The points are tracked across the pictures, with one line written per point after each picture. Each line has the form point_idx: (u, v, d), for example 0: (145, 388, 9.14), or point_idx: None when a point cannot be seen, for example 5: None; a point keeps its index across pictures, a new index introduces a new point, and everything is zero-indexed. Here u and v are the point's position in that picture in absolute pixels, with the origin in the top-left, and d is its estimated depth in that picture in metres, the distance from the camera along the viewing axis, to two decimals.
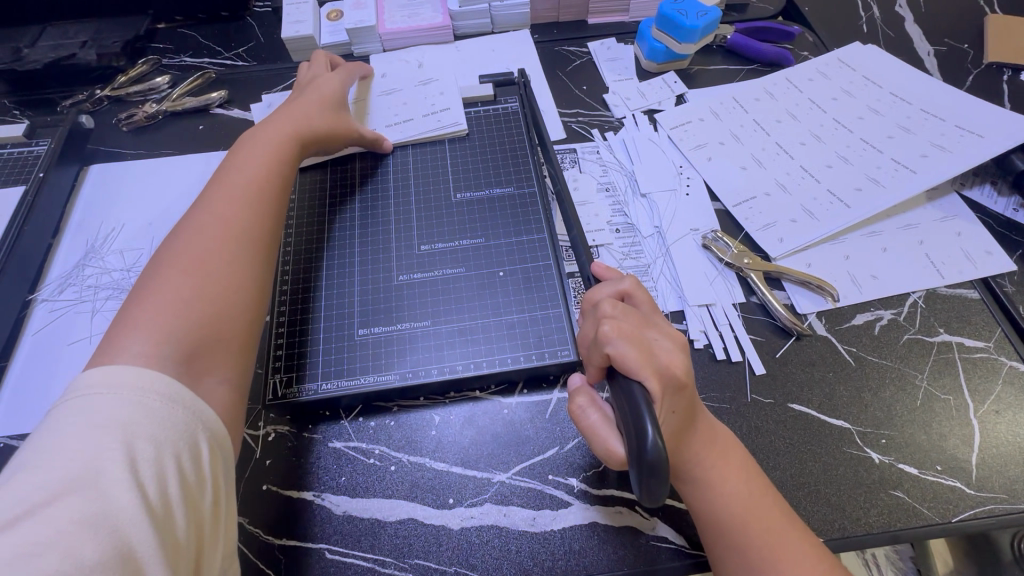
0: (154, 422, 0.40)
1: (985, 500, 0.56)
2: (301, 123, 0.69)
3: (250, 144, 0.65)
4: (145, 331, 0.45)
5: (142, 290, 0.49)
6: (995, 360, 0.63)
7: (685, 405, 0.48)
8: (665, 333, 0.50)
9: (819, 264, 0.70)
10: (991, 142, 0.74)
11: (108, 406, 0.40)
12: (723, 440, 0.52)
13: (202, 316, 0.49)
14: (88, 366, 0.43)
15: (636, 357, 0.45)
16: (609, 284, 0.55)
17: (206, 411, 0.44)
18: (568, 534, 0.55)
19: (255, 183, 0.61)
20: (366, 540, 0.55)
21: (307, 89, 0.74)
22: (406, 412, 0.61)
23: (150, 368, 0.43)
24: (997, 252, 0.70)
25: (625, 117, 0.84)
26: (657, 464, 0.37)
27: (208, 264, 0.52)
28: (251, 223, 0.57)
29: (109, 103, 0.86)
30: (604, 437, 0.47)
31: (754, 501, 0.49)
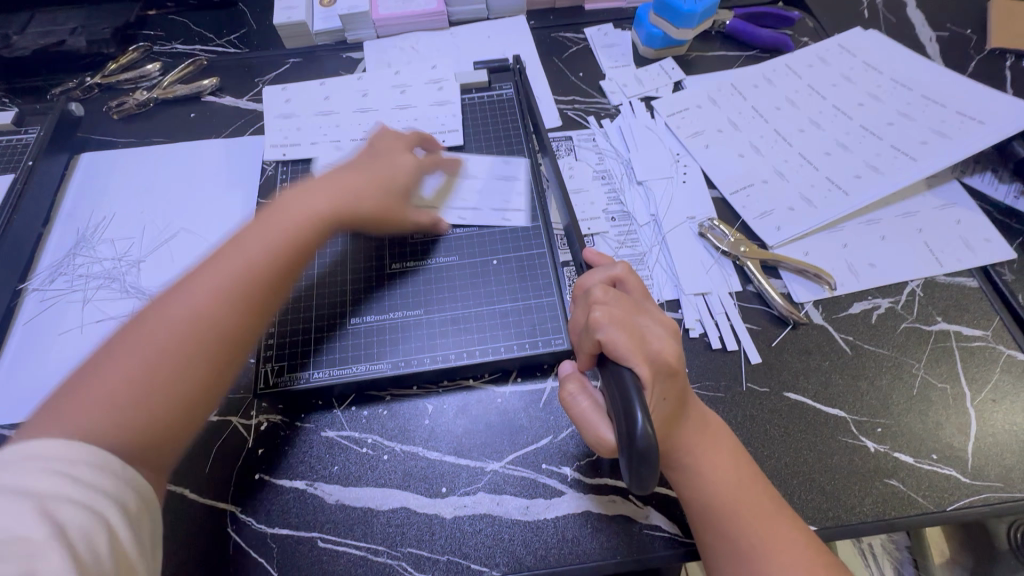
0: (79, 487, 0.36)
1: (980, 489, 0.56)
2: (343, 204, 0.59)
3: (286, 201, 0.57)
4: (84, 418, 0.41)
5: (111, 355, 0.45)
6: (993, 349, 0.63)
7: (676, 392, 0.48)
8: (657, 320, 0.50)
9: (816, 253, 0.69)
10: (992, 128, 0.73)
11: (29, 472, 0.36)
12: (714, 430, 0.52)
13: (145, 410, 0.44)
14: (50, 415, 0.41)
15: (626, 344, 0.45)
16: (601, 271, 0.54)
17: (138, 479, 0.40)
18: (561, 523, 0.54)
19: (268, 239, 0.54)
20: (358, 529, 0.54)
21: (389, 155, 0.65)
22: (399, 401, 0.61)
23: (79, 445, 0.38)
24: (996, 239, 0.69)
25: (622, 104, 0.83)
26: (647, 452, 0.37)
27: (170, 343, 0.46)
28: (233, 324, 0.49)
29: (99, 91, 0.85)
30: (594, 424, 0.47)
31: (745, 488, 0.49)
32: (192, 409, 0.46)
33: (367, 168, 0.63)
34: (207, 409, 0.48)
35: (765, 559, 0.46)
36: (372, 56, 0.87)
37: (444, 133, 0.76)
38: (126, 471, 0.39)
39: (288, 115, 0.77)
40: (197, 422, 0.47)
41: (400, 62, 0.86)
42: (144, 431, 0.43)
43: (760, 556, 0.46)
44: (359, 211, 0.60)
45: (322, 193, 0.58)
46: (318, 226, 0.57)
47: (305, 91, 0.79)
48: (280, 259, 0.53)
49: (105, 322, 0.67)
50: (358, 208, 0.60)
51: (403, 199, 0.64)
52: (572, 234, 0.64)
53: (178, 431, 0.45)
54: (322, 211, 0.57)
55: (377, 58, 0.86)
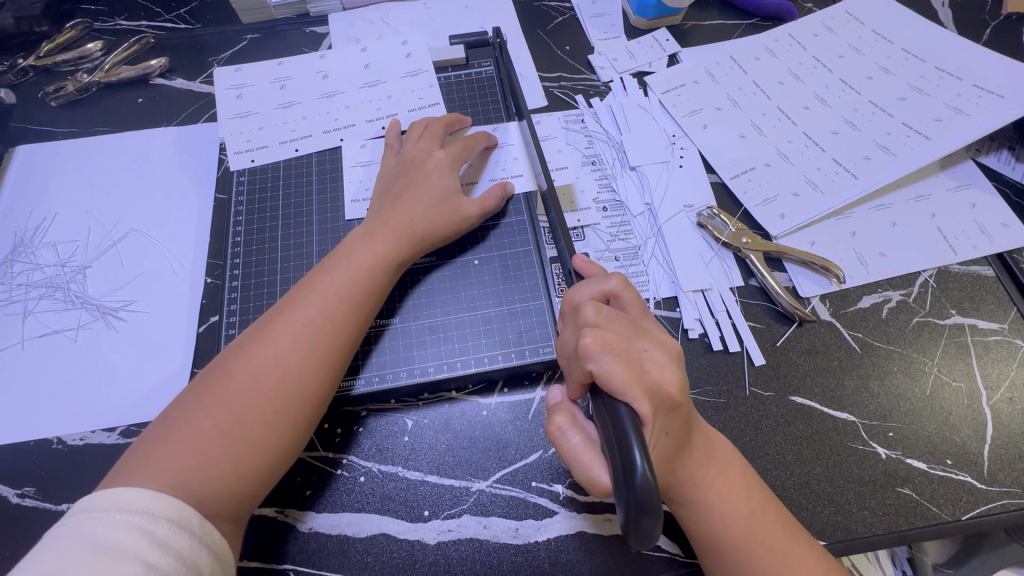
0: (156, 548, 0.38)
1: (997, 496, 0.53)
2: (408, 228, 0.56)
3: (354, 239, 0.56)
4: (167, 470, 0.43)
5: (190, 406, 0.46)
6: (1010, 344, 0.59)
7: (678, 425, 0.43)
8: (655, 344, 0.45)
9: (823, 242, 0.64)
10: (1011, 103, 0.67)
11: (116, 528, 0.38)
12: (723, 456, 0.47)
13: (232, 467, 0.44)
14: (134, 460, 0.44)
15: (624, 376, 0.40)
16: (592, 284, 0.49)
17: (214, 539, 0.42)
18: (554, 545, 0.51)
19: (342, 286, 0.52)
20: (334, 559, 0.50)
21: (453, 160, 0.61)
22: (375, 417, 0.56)
23: (163, 504, 0.40)
24: (1014, 224, 0.64)
25: (613, 80, 0.76)
26: (647, 504, 0.32)
27: (248, 400, 0.46)
28: (306, 372, 0.48)
29: (34, 75, 0.76)
30: (585, 462, 0.42)
31: (755, 520, 0.45)
32: (269, 466, 0.46)
33: (420, 183, 0.59)
34: (286, 463, 0.48)
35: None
36: (338, 31, 0.79)
37: (424, 108, 0.69)
38: (204, 529, 0.41)
39: (242, 99, 0.69)
40: (276, 477, 0.47)
41: (369, 37, 0.78)
42: (229, 489, 0.44)
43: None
44: (422, 235, 0.57)
45: (387, 228, 0.56)
46: (388, 268, 0.55)
47: (262, 72, 0.71)
48: (354, 308, 0.52)
49: (48, 336, 0.61)
50: (420, 231, 0.57)
51: (455, 201, 0.59)
52: (551, 204, 0.59)
53: (259, 487, 0.46)
54: (391, 248, 0.55)
55: (343, 34, 0.78)
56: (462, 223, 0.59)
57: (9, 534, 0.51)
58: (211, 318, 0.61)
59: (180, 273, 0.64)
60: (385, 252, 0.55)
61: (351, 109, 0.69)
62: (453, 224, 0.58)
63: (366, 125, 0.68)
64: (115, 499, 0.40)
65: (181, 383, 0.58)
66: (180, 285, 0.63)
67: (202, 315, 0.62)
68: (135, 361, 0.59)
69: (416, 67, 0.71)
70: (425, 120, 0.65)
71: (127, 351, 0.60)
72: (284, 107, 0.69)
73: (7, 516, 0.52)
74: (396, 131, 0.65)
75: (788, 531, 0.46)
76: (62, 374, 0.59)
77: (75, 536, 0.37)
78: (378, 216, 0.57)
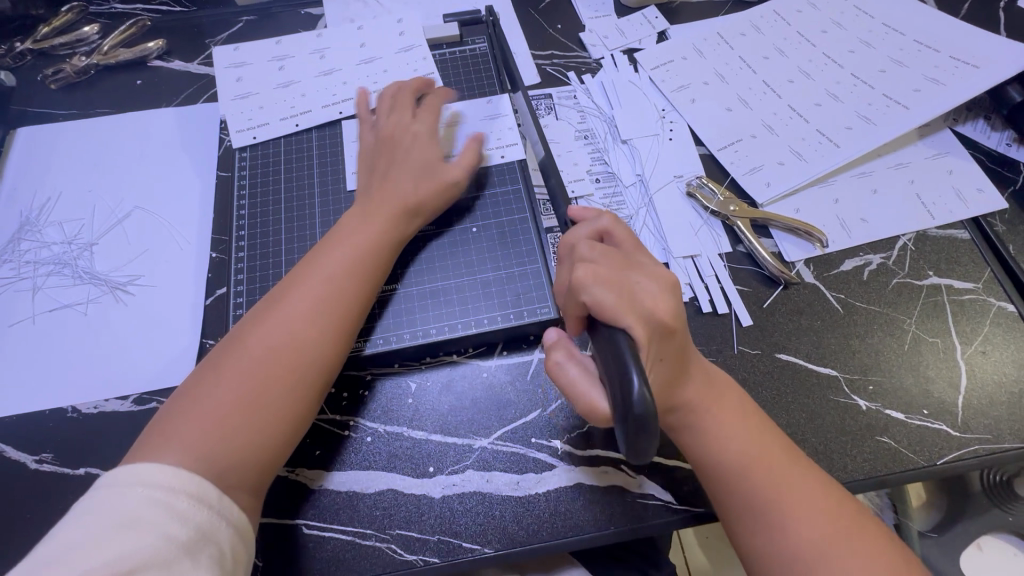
0: (175, 521, 0.40)
1: (970, 442, 0.56)
2: (405, 206, 0.58)
3: (355, 219, 0.57)
4: (188, 444, 0.45)
5: (205, 383, 0.48)
6: (984, 302, 0.62)
7: (672, 351, 0.46)
8: (649, 274, 0.47)
9: (807, 209, 0.67)
10: (986, 73, 0.70)
11: (136, 501, 0.40)
12: (719, 388, 0.50)
13: (252, 440, 0.46)
14: (154, 435, 0.46)
15: (616, 304, 0.42)
16: (585, 225, 0.52)
17: (232, 511, 0.44)
18: (553, 497, 0.53)
19: (348, 262, 0.54)
20: (344, 514, 0.53)
21: (430, 131, 0.63)
22: (380, 381, 0.58)
23: (182, 478, 0.43)
24: (988, 189, 0.67)
25: (604, 57, 0.78)
26: (645, 418, 0.35)
27: (265, 374, 0.48)
28: (317, 348, 0.50)
29: (32, 58, 0.77)
30: (585, 392, 0.45)
31: (754, 444, 0.48)
32: (287, 435, 0.48)
33: (403, 157, 0.61)
34: (300, 436, 0.50)
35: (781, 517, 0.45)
36: (333, 11, 0.80)
37: None
38: (222, 503, 0.44)
39: (240, 78, 0.71)
40: (292, 446, 0.49)
41: (364, 17, 0.79)
42: (251, 459, 0.46)
43: (774, 514, 0.45)
44: (415, 204, 0.58)
45: (385, 207, 0.58)
46: (388, 243, 0.57)
47: (259, 52, 0.72)
48: (360, 284, 0.54)
49: (58, 311, 0.62)
50: (413, 202, 0.58)
51: (441, 168, 0.61)
52: (551, 174, 0.64)
53: (277, 455, 0.48)
54: (390, 224, 0.57)
55: (338, 14, 0.79)
56: (453, 188, 0.61)
57: (30, 497, 0.53)
58: (218, 291, 0.63)
59: (186, 249, 0.65)
60: (386, 229, 0.57)
61: (348, 86, 0.70)
62: (441, 194, 0.60)
63: (364, 101, 0.69)
64: (138, 474, 0.42)
65: (190, 352, 0.60)
66: (186, 260, 0.65)
67: (209, 288, 0.63)
68: (145, 333, 0.61)
69: (411, 45, 0.73)
70: (394, 89, 0.66)
71: (136, 324, 0.62)
72: (283, 85, 0.70)
73: (27, 481, 0.54)
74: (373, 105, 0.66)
75: (785, 454, 0.48)
76: (74, 348, 0.60)
77: (97, 509, 0.40)
78: (371, 193, 0.59)
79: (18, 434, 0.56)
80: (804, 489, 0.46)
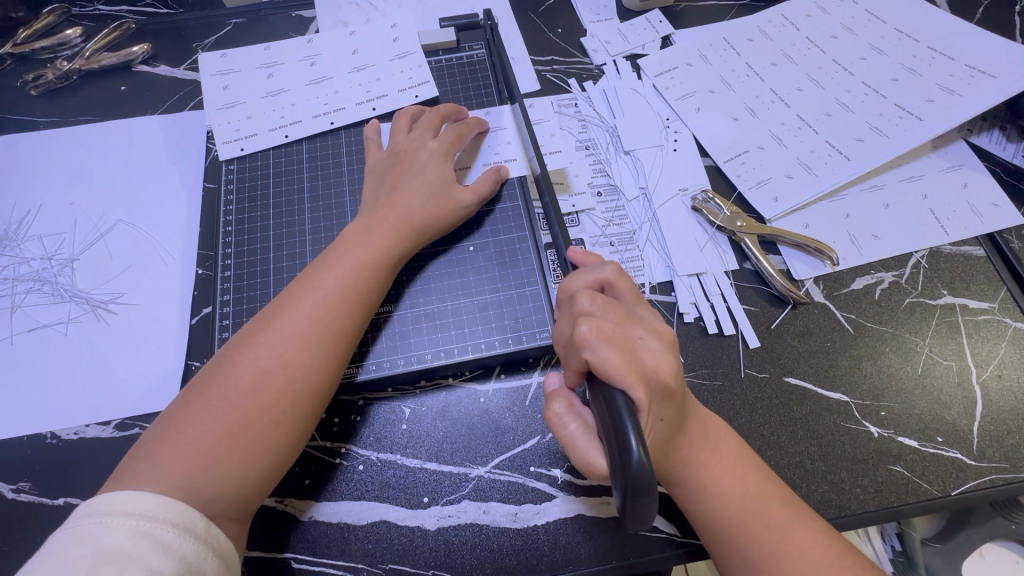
0: (160, 554, 0.38)
1: (986, 471, 0.54)
2: (407, 222, 0.55)
3: (353, 234, 0.55)
4: (171, 472, 0.42)
5: (191, 405, 0.46)
6: (999, 322, 0.60)
7: (672, 410, 0.43)
8: (651, 330, 0.45)
9: (817, 225, 0.64)
10: (1003, 82, 0.67)
11: (120, 533, 0.38)
12: (717, 438, 0.48)
13: (239, 468, 0.44)
14: (135, 461, 0.43)
15: (618, 364, 0.40)
16: (587, 273, 0.49)
17: (219, 541, 0.42)
18: (553, 529, 0.51)
19: (344, 281, 0.51)
20: (335, 547, 0.50)
21: (442, 147, 0.59)
22: (373, 406, 0.56)
23: (167, 508, 0.40)
24: (1005, 204, 0.65)
25: (606, 63, 0.75)
26: (644, 486, 0.33)
27: (254, 400, 0.46)
28: (310, 371, 0.48)
29: (13, 63, 0.74)
30: (584, 449, 0.42)
31: (749, 496, 0.46)
32: (276, 465, 0.46)
33: (414, 175, 0.58)
34: (290, 462, 0.48)
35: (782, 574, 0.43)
36: (325, 14, 0.77)
37: (414, 88, 0.68)
38: (209, 532, 0.41)
39: (228, 85, 0.68)
40: (281, 474, 0.47)
41: (357, 21, 0.76)
42: (236, 490, 0.44)
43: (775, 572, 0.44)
44: (421, 229, 0.56)
45: (386, 223, 0.55)
46: (388, 261, 0.54)
47: (248, 58, 0.70)
48: (357, 304, 0.51)
49: (37, 331, 0.60)
50: (419, 222, 0.56)
51: (452, 189, 0.58)
52: (545, 188, 0.59)
53: (263, 486, 0.45)
54: (390, 241, 0.54)
55: (330, 17, 0.76)
56: (460, 212, 0.58)
57: (5, 530, 0.51)
58: (204, 310, 0.61)
59: (171, 264, 0.63)
60: (386, 246, 0.54)
61: (340, 94, 0.68)
62: (450, 212, 0.58)
63: (356, 109, 0.67)
64: (119, 504, 0.40)
65: (175, 374, 0.58)
66: (171, 277, 0.62)
67: (195, 307, 0.61)
68: (129, 354, 0.59)
69: (405, 50, 0.70)
70: (410, 110, 0.63)
71: (118, 345, 0.59)
72: (272, 93, 0.67)
73: (3, 511, 0.52)
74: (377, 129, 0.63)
75: (785, 506, 0.46)
76: (53, 369, 0.58)
77: (77, 542, 0.37)
78: (376, 209, 0.57)
79: None
80: (806, 544, 0.44)
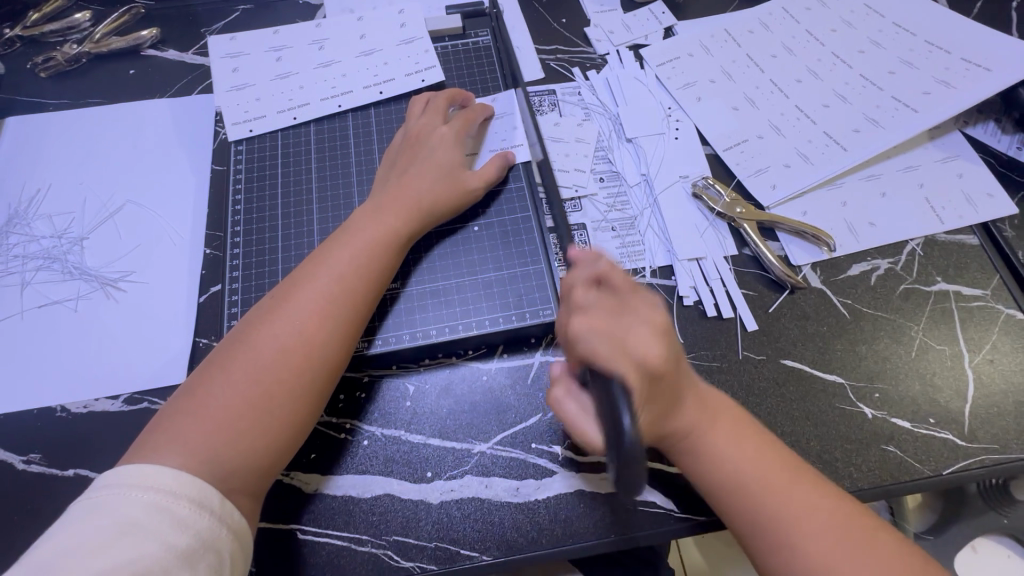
0: (175, 528, 0.39)
1: (976, 452, 0.55)
2: (415, 202, 0.57)
3: (364, 217, 0.56)
4: (189, 447, 0.43)
5: (210, 382, 0.46)
6: (992, 309, 0.61)
7: (663, 392, 0.44)
8: (642, 318, 0.45)
9: (815, 212, 0.65)
10: (998, 76, 0.69)
11: (137, 506, 0.39)
12: (724, 418, 0.49)
13: (258, 441, 0.45)
14: (151, 438, 0.44)
15: (607, 354, 0.40)
16: (584, 268, 0.49)
17: (234, 519, 0.42)
18: (554, 503, 0.52)
19: (357, 260, 0.52)
20: (340, 518, 0.52)
21: (442, 132, 0.61)
22: (378, 382, 0.57)
23: (184, 482, 0.41)
24: (999, 194, 0.66)
25: (609, 53, 0.76)
26: (633, 462, 0.34)
27: (273, 374, 0.47)
28: (328, 347, 0.49)
29: (22, 46, 0.75)
30: (584, 428, 0.44)
31: (754, 463, 0.47)
32: (293, 438, 0.47)
33: (425, 158, 0.60)
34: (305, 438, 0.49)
35: (788, 536, 0.44)
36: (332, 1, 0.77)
37: (420, 73, 0.69)
38: (224, 509, 0.42)
39: (237, 68, 0.69)
40: (296, 449, 0.48)
41: (364, 8, 0.77)
42: (256, 462, 0.45)
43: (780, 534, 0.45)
44: (429, 209, 0.57)
45: (394, 203, 0.56)
46: (400, 242, 0.55)
47: (257, 42, 0.70)
48: (369, 282, 0.52)
49: (47, 307, 0.61)
50: (427, 205, 0.57)
51: (460, 174, 0.60)
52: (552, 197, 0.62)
53: (279, 458, 0.47)
54: (400, 222, 0.55)
55: (337, 4, 0.77)
56: (467, 196, 0.60)
57: (16, 498, 0.52)
58: (213, 289, 0.62)
59: (180, 244, 0.64)
60: (395, 226, 0.55)
61: (348, 79, 0.68)
62: (459, 195, 0.59)
63: (363, 93, 0.68)
64: (138, 476, 0.40)
65: (183, 350, 0.59)
66: (180, 257, 0.63)
67: (203, 286, 0.62)
68: (137, 331, 0.60)
69: (411, 34, 0.71)
70: (423, 96, 0.65)
71: (127, 322, 0.60)
72: (281, 77, 0.68)
73: (14, 481, 0.53)
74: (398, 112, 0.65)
75: (792, 472, 0.47)
76: (63, 345, 0.59)
77: (97, 511, 0.38)
78: (385, 191, 0.58)
79: (4, 433, 0.55)
80: (809, 505, 0.45)
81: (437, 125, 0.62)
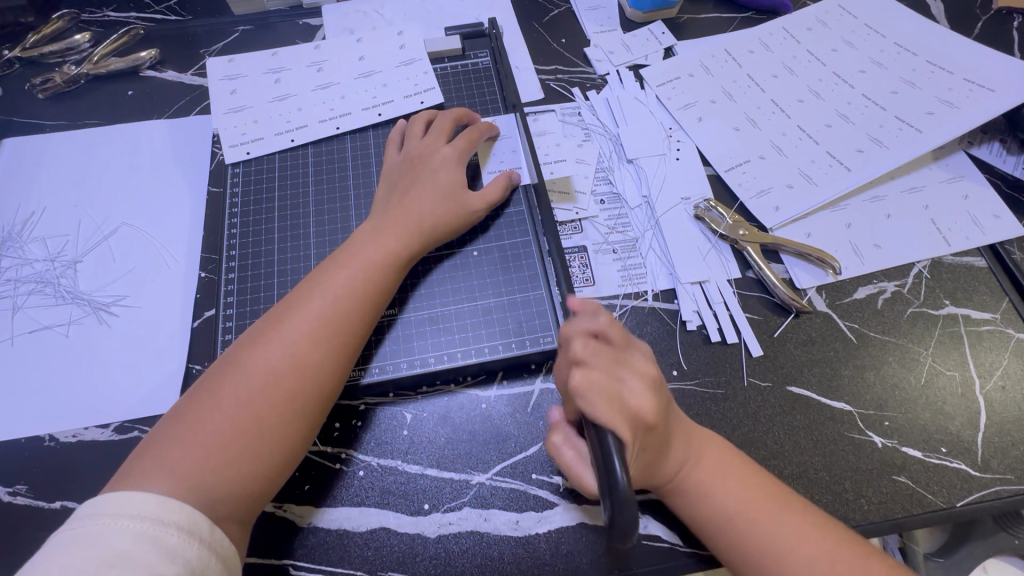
0: (164, 557, 0.37)
1: (991, 482, 0.53)
2: (413, 223, 0.56)
3: (362, 239, 0.55)
4: (175, 474, 0.42)
5: (200, 403, 0.45)
6: (1003, 333, 0.60)
7: (656, 442, 0.44)
8: (636, 374, 0.44)
9: (819, 234, 0.64)
10: (1002, 96, 0.68)
11: (124, 535, 0.37)
12: (710, 458, 0.48)
13: (248, 467, 0.44)
14: (136, 463, 0.43)
15: (604, 409, 0.38)
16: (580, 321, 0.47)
17: (224, 546, 0.41)
18: (555, 537, 0.50)
19: (355, 282, 0.51)
20: (334, 554, 0.50)
21: (437, 154, 0.60)
22: (376, 410, 0.55)
23: (173, 509, 0.40)
24: (1005, 215, 0.65)
25: (609, 73, 0.76)
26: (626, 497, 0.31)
27: (265, 398, 0.45)
28: (322, 371, 0.48)
29: (21, 67, 0.75)
30: (581, 476, 0.44)
31: (745, 499, 0.46)
32: (284, 463, 0.46)
33: (426, 179, 0.58)
34: (296, 465, 0.47)
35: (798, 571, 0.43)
36: (332, 22, 0.78)
37: (419, 94, 0.69)
38: (215, 536, 0.41)
39: (235, 90, 0.68)
40: (287, 475, 0.47)
41: (363, 29, 0.77)
42: (244, 489, 0.43)
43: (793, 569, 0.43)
44: (430, 231, 0.56)
45: (394, 225, 0.55)
46: (399, 263, 0.54)
47: (256, 63, 0.70)
48: (368, 304, 0.51)
49: (38, 332, 0.60)
50: (428, 226, 0.56)
51: (461, 193, 0.59)
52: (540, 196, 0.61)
53: (270, 484, 0.45)
54: (400, 244, 0.54)
55: (337, 25, 0.77)
56: (468, 217, 0.59)
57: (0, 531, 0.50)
58: (207, 313, 0.61)
59: (175, 267, 0.63)
60: (395, 248, 0.54)
61: (345, 101, 0.68)
62: (457, 216, 0.58)
63: (362, 115, 0.67)
64: (121, 504, 0.39)
65: (175, 377, 0.57)
66: (175, 280, 0.62)
67: (197, 310, 0.61)
68: (130, 357, 0.58)
69: (410, 56, 0.71)
70: (401, 124, 0.65)
71: (119, 347, 0.59)
72: (279, 98, 0.68)
73: None
74: (399, 130, 0.64)
75: (784, 499, 0.46)
76: (52, 371, 0.58)
77: (81, 543, 0.37)
78: (386, 212, 0.57)
79: None
80: (814, 536, 0.44)
81: (435, 146, 0.61)
